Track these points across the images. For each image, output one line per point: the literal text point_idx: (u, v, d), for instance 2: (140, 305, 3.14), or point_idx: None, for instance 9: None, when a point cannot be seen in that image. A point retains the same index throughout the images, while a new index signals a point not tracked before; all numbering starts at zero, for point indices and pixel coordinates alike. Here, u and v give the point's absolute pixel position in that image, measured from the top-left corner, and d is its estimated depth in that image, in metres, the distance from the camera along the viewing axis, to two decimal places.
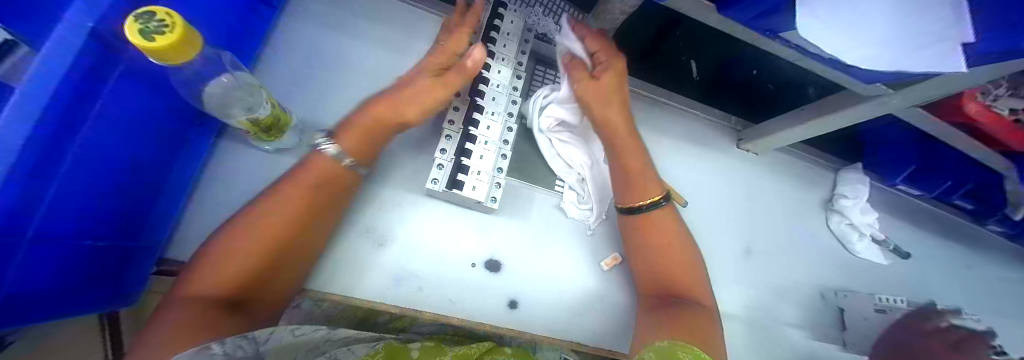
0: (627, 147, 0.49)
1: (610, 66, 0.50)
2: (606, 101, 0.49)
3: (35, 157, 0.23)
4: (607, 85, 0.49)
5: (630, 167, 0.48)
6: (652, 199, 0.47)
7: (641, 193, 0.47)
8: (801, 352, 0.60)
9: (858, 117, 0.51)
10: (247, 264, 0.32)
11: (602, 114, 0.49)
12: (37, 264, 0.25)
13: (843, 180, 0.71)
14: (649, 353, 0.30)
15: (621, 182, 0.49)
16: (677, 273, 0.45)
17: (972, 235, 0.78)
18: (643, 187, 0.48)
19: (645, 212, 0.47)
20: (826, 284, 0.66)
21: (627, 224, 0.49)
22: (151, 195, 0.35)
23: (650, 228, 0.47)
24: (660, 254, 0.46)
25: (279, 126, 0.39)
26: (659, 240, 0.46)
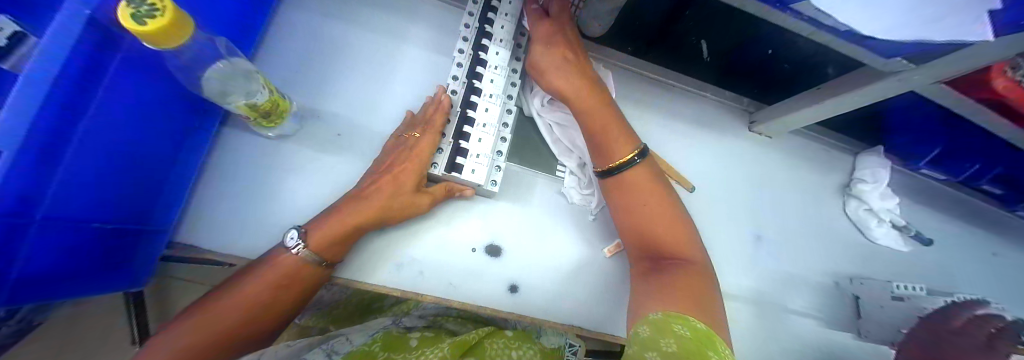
0: (594, 111, 0.46)
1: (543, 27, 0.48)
2: (560, 60, 0.47)
3: (41, 145, 0.24)
4: (559, 45, 0.47)
5: (602, 127, 0.46)
6: (622, 158, 0.44)
7: (610, 152, 0.45)
8: (811, 340, 0.58)
9: (877, 95, 0.48)
10: (225, 323, 0.37)
11: (555, 82, 0.47)
12: (44, 245, 0.26)
13: (862, 163, 0.68)
14: (644, 327, 0.33)
15: (594, 149, 0.47)
16: (668, 237, 0.43)
17: (1001, 221, 0.74)
18: (611, 142, 0.45)
19: (621, 172, 0.44)
20: (841, 271, 0.63)
21: (604, 187, 0.47)
22: (158, 183, 0.36)
23: (627, 189, 0.44)
24: (644, 211, 0.44)
25: (278, 111, 0.39)
26: (641, 200, 0.44)
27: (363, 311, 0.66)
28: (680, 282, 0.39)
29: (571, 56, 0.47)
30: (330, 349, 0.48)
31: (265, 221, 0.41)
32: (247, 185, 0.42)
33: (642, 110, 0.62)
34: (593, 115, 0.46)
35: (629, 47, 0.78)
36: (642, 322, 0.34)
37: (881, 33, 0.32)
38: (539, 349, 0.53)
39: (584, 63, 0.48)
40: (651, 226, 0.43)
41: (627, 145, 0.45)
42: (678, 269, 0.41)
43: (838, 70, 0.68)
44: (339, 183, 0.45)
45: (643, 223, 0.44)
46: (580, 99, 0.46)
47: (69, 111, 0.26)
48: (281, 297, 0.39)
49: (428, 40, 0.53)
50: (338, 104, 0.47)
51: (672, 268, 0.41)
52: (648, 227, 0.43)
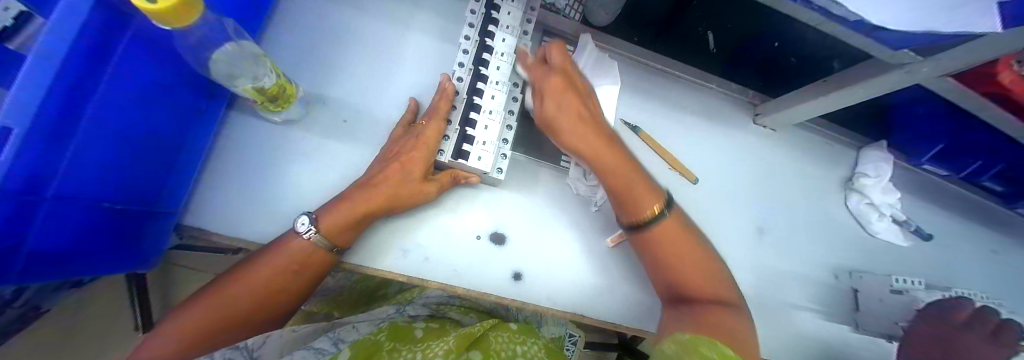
0: (618, 170, 0.45)
1: (554, 80, 0.45)
2: (577, 117, 0.45)
3: (51, 125, 0.24)
4: (572, 101, 0.45)
5: (626, 187, 0.45)
6: (650, 211, 0.44)
7: (636, 206, 0.44)
8: (810, 334, 0.58)
9: (885, 87, 0.47)
10: (235, 305, 0.37)
11: (576, 144, 0.45)
12: (55, 224, 0.27)
13: (864, 158, 0.68)
14: (670, 345, 0.35)
15: (619, 207, 0.46)
16: (693, 276, 0.44)
17: (1001, 218, 0.75)
18: (637, 197, 0.44)
19: (650, 228, 0.44)
20: (841, 264, 0.64)
21: (634, 240, 0.46)
22: (165, 165, 0.37)
23: (658, 243, 0.44)
24: (675, 262, 0.44)
25: (285, 96, 0.39)
26: (670, 251, 0.44)
27: (369, 297, 0.67)
28: (713, 320, 0.41)
29: (584, 114, 0.46)
30: (337, 337, 0.48)
31: (272, 205, 0.42)
32: (255, 169, 0.42)
33: (647, 102, 0.62)
34: (617, 175, 0.45)
35: (636, 36, 0.78)
36: (669, 341, 0.36)
37: (894, 24, 0.32)
38: (543, 344, 0.54)
39: (597, 119, 0.47)
40: (681, 273, 0.44)
41: (652, 200, 0.44)
42: (710, 309, 0.42)
43: (846, 64, 0.65)
44: (345, 169, 0.45)
45: (673, 272, 0.44)
46: (600, 157, 0.45)
47: (80, 91, 0.26)
48: (290, 282, 0.39)
49: (433, 27, 0.53)
50: (344, 90, 0.47)
51: (706, 309, 0.42)
52: (679, 274, 0.44)
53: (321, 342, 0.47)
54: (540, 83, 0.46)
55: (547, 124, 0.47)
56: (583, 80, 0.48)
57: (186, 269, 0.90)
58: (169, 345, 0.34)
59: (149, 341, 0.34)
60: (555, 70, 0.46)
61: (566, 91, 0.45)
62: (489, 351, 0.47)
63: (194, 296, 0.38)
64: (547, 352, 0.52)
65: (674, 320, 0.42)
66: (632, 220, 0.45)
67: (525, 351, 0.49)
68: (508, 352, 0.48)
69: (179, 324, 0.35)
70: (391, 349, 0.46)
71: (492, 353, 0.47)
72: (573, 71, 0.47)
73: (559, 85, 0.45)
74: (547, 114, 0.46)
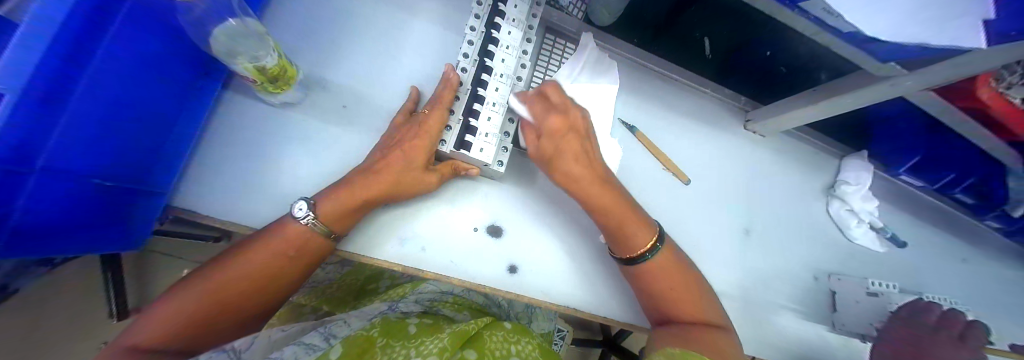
0: (613, 206, 0.45)
1: (553, 120, 0.46)
2: (575, 158, 0.46)
3: (42, 92, 0.23)
4: (569, 141, 0.46)
5: (621, 227, 0.45)
6: (646, 247, 0.44)
7: (629, 245, 0.45)
8: (790, 335, 0.60)
9: (871, 98, 0.49)
10: (227, 290, 0.36)
11: (575, 183, 0.45)
12: (43, 197, 0.26)
13: (846, 167, 0.71)
14: (661, 357, 0.37)
15: (613, 243, 0.46)
16: (678, 295, 0.45)
17: (970, 229, 0.79)
18: (631, 237, 0.45)
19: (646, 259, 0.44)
20: (820, 267, 0.66)
21: (627, 273, 0.47)
22: (160, 141, 0.36)
23: (653, 271, 0.45)
24: (662, 284, 0.45)
25: (285, 77, 0.38)
26: (663, 285, 0.45)
27: (358, 293, 0.66)
28: (701, 337, 0.42)
29: (582, 153, 0.46)
30: (328, 333, 0.45)
31: (269, 187, 0.41)
32: (250, 149, 0.41)
33: (644, 103, 0.63)
34: (614, 215, 0.45)
35: (637, 36, 0.82)
36: (658, 353, 0.38)
37: (897, 36, 0.33)
38: (537, 343, 0.54)
39: (592, 155, 0.47)
40: (664, 291, 0.45)
41: (646, 235, 0.45)
42: (698, 329, 0.43)
43: (830, 76, 0.65)
44: (344, 154, 0.45)
45: (657, 289, 0.45)
46: (598, 199, 0.45)
47: (75, 58, 0.25)
48: (287, 267, 0.39)
49: (437, 16, 0.52)
50: (347, 74, 0.47)
51: (695, 331, 0.42)
52: (669, 304, 0.45)
53: (312, 337, 0.44)
54: (540, 121, 0.46)
55: (546, 162, 0.46)
56: (583, 119, 0.48)
57: (168, 256, 0.87)
58: (158, 330, 0.33)
59: (136, 324, 0.33)
60: (555, 109, 0.47)
61: (564, 133, 0.46)
62: (485, 348, 0.47)
63: (184, 280, 0.37)
64: (541, 352, 0.52)
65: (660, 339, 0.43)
66: (626, 255, 0.45)
67: (520, 350, 0.50)
68: (502, 351, 0.48)
69: (169, 307, 0.34)
70: (385, 345, 0.45)
71: (487, 351, 0.46)
72: (572, 109, 0.48)
73: (558, 125, 0.46)
74: (546, 152, 0.45)
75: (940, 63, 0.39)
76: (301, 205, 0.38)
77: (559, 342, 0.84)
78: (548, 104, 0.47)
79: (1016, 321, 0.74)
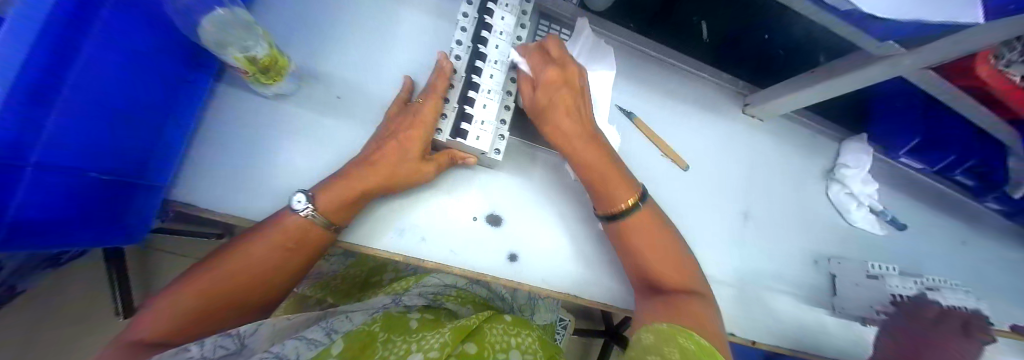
0: (596, 163, 0.45)
1: (550, 74, 0.45)
2: (565, 111, 0.46)
3: (35, 84, 0.23)
4: (560, 97, 0.45)
5: (602, 177, 0.45)
6: (626, 204, 0.44)
7: (614, 197, 0.45)
8: (790, 318, 0.60)
9: (870, 79, 0.49)
10: (227, 282, 0.36)
11: (559, 133, 0.46)
12: (38, 193, 0.25)
13: (846, 150, 0.71)
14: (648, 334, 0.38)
15: (594, 194, 0.47)
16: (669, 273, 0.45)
17: (970, 210, 0.79)
18: (613, 190, 0.45)
19: (623, 219, 0.45)
20: (820, 251, 0.66)
21: (609, 231, 0.47)
22: (153, 136, 0.36)
23: (636, 232, 0.45)
24: (643, 242, 0.45)
25: (278, 68, 0.38)
26: (640, 244, 0.45)
27: (362, 285, 0.66)
28: (687, 310, 0.42)
29: (574, 107, 0.46)
30: (330, 328, 0.44)
31: (264, 180, 0.41)
32: (245, 140, 0.41)
33: (641, 89, 0.62)
34: (595, 170, 0.45)
35: (633, 23, 0.79)
36: (646, 329, 0.39)
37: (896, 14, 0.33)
38: (537, 336, 0.55)
39: (585, 114, 0.47)
40: (650, 263, 0.45)
41: (629, 190, 0.45)
42: (681, 298, 0.43)
43: (829, 58, 0.65)
44: (340, 146, 0.44)
45: (635, 248, 0.45)
46: (581, 152, 0.45)
47: (63, 52, 0.25)
48: (286, 259, 0.39)
49: (430, 4, 0.52)
50: (340, 65, 0.46)
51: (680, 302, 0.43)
52: (650, 267, 0.45)
53: (314, 332, 0.42)
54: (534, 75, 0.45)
55: (535, 112, 0.47)
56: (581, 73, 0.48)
57: (172, 254, 0.88)
58: (159, 323, 0.33)
59: (138, 318, 0.33)
60: (553, 62, 0.46)
61: (559, 87, 0.45)
62: (484, 342, 0.48)
63: (185, 274, 0.37)
64: (540, 345, 0.53)
65: (646, 311, 0.44)
66: (609, 211, 0.45)
67: (520, 343, 0.51)
68: (502, 344, 0.49)
69: (171, 301, 0.34)
70: (387, 340, 0.47)
71: (486, 345, 0.47)
72: (570, 63, 0.47)
73: (554, 78, 0.45)
74: (536, 103, 0.46)
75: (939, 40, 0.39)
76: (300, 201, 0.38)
77: (561, 331, 0.85)
78: (548, 61, 0.47)
79: (1015, 301, 0.74)
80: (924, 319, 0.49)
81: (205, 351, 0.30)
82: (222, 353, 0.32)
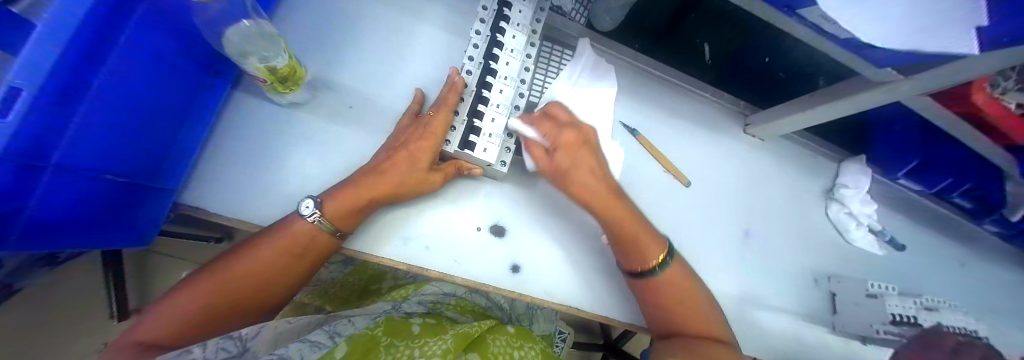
0: (625, 218, 0.46)
1: (567, 135, 0.47)
2: (587, 171, 0.46)
3: (63, 86, 0.24)
4: (583, 159, 0.47)
5: (634, 237, 0.45)
6: (656, 261, 0.45)
7: (644, 256, 0.45)
8: (791, 337, 0.60)
9: (868, 103, 0.50)
10: (233, 288, 0.37)
11: (590, 196, 0.46)
12: (54, 194, 0.26)
13: (845, 170, 0.72)
14: None
15: (621, 255, 0.47)
16: (682, 303, 0.46)
17: (969, 233, 0.79)
18: (645, 248, 0.45)
19: (653, 276, 0.45)
20: (820, 269, 0.67)
21: (636, 286, 0.47)
22: (169, 142, 0.37)
23: (665, 288, 0.46)
24: (669, 298, 0.46)
25: (295, 78, 0.39)
26: (666, 297, 0.46)
27: (361, 292, 0.66)
28: (703, 348, 0.43)
29: (595, 170, 0.47)
30: (332, 331, 0.43)
31: (274, 186, 0.41)
32: (258, 150, 0.42)
33: (644, 106, 0.64)
34: (628, 230, 0.45)
35: (637, 43, 0.81)
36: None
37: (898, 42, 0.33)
38: (540, 349, 0.54)
39: (605, 174, 0.48)
40: (674, 310, 0.46)
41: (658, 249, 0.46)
42: (703, 343, 0.43)
43: (829, 81, 0.67)
44: (350, 155, 0.45)
45: (663, 304, 0.46)
46: (608, 207, 0.46)
47: (88, 59, 0.26)
48: (291, 265, 0.39)
49: (443, 20, 0.53)
50: (353, 76, 0.48)
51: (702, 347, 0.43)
52: (680, 319, 0.46)
53: (317, 334, 0.41)
54: (553, 136, 0.46)
55: (557, 175, 0.47)
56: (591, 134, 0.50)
57: (169, 257, 0.88)
58: (165, 326, 0.33)
59: (143, 320, 0.33)
60: (566, 125, 0.48)
61: (578, 147, 0.47)
62: (486, 354, 0.47)
63: (191, 277, 0.37)
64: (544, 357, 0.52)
65: (666, 354, 0.43)
66: (638, 268, 0.45)
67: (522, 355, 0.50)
68: (506, 356, 0.49)
69: (176, 303, 0.34)
70: (389, 344, 0.46)
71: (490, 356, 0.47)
72: (581, 126, 0.49)
73: (571, 139, 0.47)
74: (559, 165, 0.46)
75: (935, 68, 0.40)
76: (309, 209, 0.38)
77: (560, 344, 0.84)
78: (560, 122, 0.48)
79: (1016, 325, 0.74)
80: (944, 345, 0.43)
81: (207, 354, 0.30)
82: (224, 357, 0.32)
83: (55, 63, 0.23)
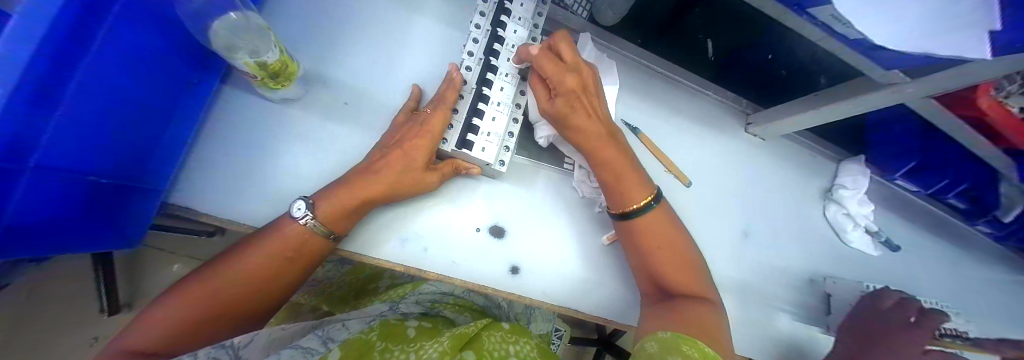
0: (614, 164, 0.45)
1: (570, 81, 0.42)
2: (587, 115, 0.44)
3: (36, 87, 0.23)
4: (580, 104, 0.43)
5: (618, 180, 0.46)
6: (638, 205, 0.45)
7: (628, 198, 0.45)
8: (788, 336, 0.61)
9: (871, 105, 0.50)
10: (225, 292, 0.36)
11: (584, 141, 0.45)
12: (34, 194, 0.25)
13: (845, 171, 0.71)
14: (654, 342, 0.37)
15: (613, 195, 0.46)
16: (679, 277, 0.45)
17: (961, 233, 0.80)
18: (629, 192, 0.45)
19: (640, 216, 0.45)
20: (817, 269, 0.67)
21: (623, 233, 0.47)
22: (155, 139, 0.35)
23: (647, 238, 0.45)
24: (666, 266, 0.45)
25: (287, 73, 0.37)
26: (659, 248, 0.45)
27: (357, 293, 0.65)
28: (692, 314, 0.42)
29: (593, 112, 0.45)
30: (326, 336, 0.43)
31: (267, 187, 0.40)
32: (248, 149, 0.40)
33: (645, 104, 0.63)
34: (616, 169, 0.45)
35: (641, 38, 0.78)
36: (650, 339, 0.38)
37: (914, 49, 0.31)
38: (536, 344, 0.54)
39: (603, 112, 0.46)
40: (666, 270, 0.45)
41: (644, 191, 0.46)
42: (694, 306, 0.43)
43: (830, 79, 0.67)
44: (345, 154, 0.44)
45: (657, 268, 0.45)
46: (602, 152, 0.45)
47: (68, 53, 0.24)
48: (285, 267, 0.38)
49: (441, 13, 0.52)
50: (347, 70, 0.46)
51: (686, 307, 0.43)
52: (663, 277, 0.45)
53: (309, 340, 0.41)
54: (552, 81, 0.42)
55: (557, 122, 0.45)
56: (595, 78, 0.45)
57: (155, 249, 0.86)
58: (155, 332, 0.32)
59: (131, 325, 0.33)
60: (569, 68, 0.43)
61: (578, 94, 0.43)
62: (482, 351, 0.47)
63: (181, 281, 0.36)
64: (539, 352, 0.52)
65: (656, 318, 0.43)
66: (620, 209, 0.46)
67: (518, 350, 0.50)
68: (501, 351, 0.48)
69: (166, 308, 0.34)
70: (384, 349, 0.45)
71: (485, 353, 0.47)
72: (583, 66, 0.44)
73: (574, 86, 0.42)
74: (558, 112, 0.43)
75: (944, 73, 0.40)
76: (299, 208, 0.37)
77: (557, 341, 0.85)
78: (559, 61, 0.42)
79: (1001, 323, 0.75)
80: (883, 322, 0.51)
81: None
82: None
83: (33, 56, 0.22)
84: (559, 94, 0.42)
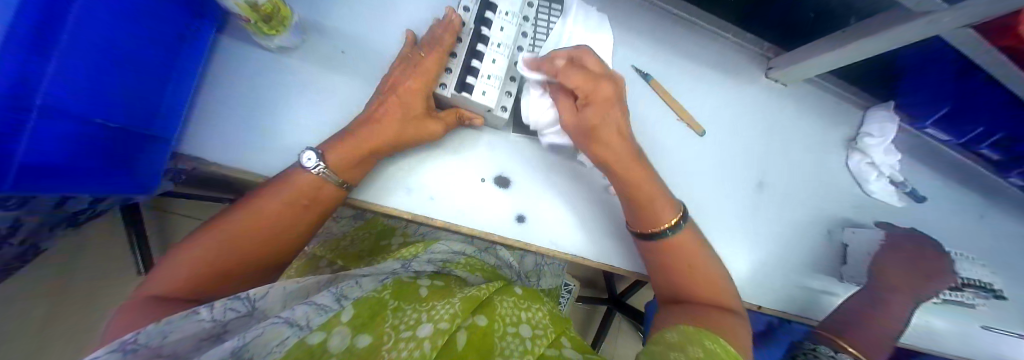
0: (640, 180, 0.44)
1: (603, 91, 0.41)
2: (617, 131, 0.42)
3: (33, 31, 0.22)
4: (615, 116, 0.42)
5: (648, 198, 0.44)
6: (670, 223, 0.44)
7: (658, 218, 0.44)
8: (795, 289, 0.60)
9: (905, 39, 0.45)
10: (241, 240, 0.37)
11: (614, 159, 0.43)
12: (49, 137, 0.25)
13: (870, 119, 0.67)
14: (675, 332, 0.39)
15: (634, 211, 0.45)
16: (699, 288, 0.46)
17: (993, 187, 0.75)
18: (659, 212, 0.44)
19: (664, 238, 0.45)
20: (835, 220, 0.65)
21: (645, 248, 0.47)
22: (157, 90, 0.35)
23: (676, 259, 0.46)
24: (688, 280, 0.46)
25: (280, 18, 0.36)
26: (681, 263, 0.46)
27: (372, 249, 0.67)
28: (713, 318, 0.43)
29: (623, 128, 0.44)
30: (339, 293, 0.42)
31: (273, 138, 0.40)
32: (250, 101, 0.40)
33: (655, 48, 0.59)
34: (640, 187, 0.43)
35: None
36: (672, 329, 0.41)
37: None
38: (546, 311, 0.56)
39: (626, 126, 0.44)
40: (692, 287, 0.46)
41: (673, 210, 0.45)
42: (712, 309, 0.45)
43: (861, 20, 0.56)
44: (347, 106, 0.43)
45: (680, 281, 0.47)
46: (637, 173, 0.43)
47: None
48: (297, 214, 0.39)
49: None
50: (344, 16, 0.44)
51: (714, 313, 0.44)
52: (688, 286, 0.47)
53: (323, 297, 0.39)
54: (583, 92, 0.41)
55: (581, 134, 0.43)
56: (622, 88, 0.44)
57: (182, 215, 0.91)
58: (179, 275, 0.34)
59: (156, 273, 0.35)
60: (597, 77, 0.41)
61: (611, 104, 0.42)
62: (495, 315, 0.49)
63: (198, 230, 0.38)
64: (550, 319, 0.54)
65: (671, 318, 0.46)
66: (646, 231, 0.45)
67: (530, 316, 0.53)
68: (513, 317, 0.50)
69: (185, 256, 0.35)
70: (396, 308, 0.44)
71: (496, 317, 0.48)
72: (611, 75, 0.42)
73: (607, 96, 0.41)
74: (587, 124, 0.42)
75: (967, 2, 0.36)
76: (312, 160, 0.38)
77: (566, 296, 0.90)
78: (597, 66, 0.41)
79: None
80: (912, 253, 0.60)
81: (215, 314, 0.31)
82: (233, 316, 0.32)
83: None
84: (590, 105, 0.41)
